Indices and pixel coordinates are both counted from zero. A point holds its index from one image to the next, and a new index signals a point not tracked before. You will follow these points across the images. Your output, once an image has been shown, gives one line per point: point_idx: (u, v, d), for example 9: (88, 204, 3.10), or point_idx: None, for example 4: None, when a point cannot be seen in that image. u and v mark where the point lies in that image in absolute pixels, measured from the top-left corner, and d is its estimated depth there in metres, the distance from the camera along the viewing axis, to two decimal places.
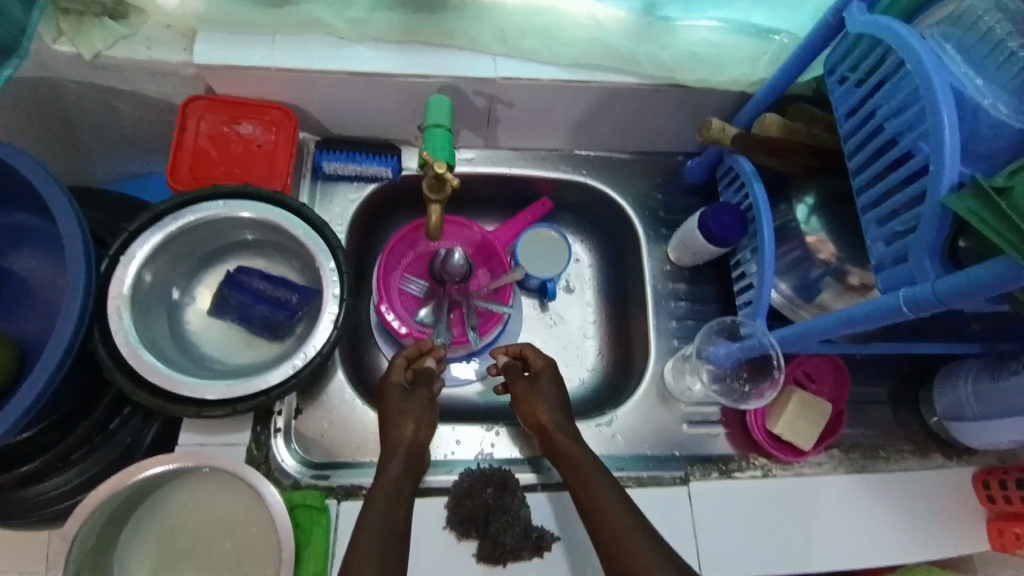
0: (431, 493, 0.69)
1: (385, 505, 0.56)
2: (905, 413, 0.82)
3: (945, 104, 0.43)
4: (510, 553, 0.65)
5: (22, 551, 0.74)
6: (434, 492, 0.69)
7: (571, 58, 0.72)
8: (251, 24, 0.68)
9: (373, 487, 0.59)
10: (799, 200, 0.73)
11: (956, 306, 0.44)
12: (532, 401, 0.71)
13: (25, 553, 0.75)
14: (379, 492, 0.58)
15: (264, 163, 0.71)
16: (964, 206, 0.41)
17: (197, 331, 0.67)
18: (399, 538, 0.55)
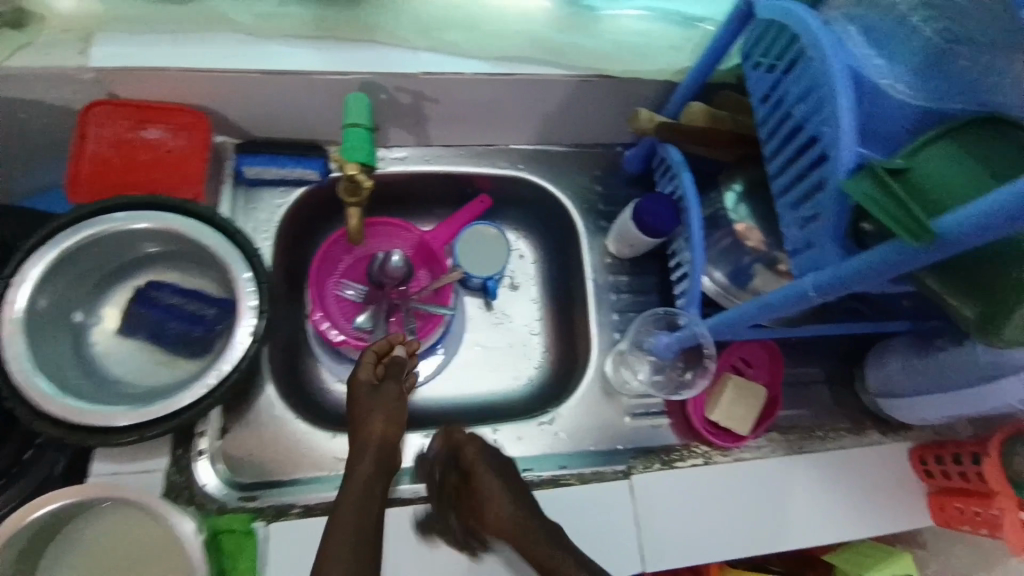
0: None
1: (350, 527, 0.50)
2: (842, 392, 0.84)
3: (841, 88, 0.43)
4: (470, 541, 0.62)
5: None
6: None
7: (494, 51, 0.70)
8: (153, 24, 0.65)
9: (339, 497, 0.54)
10: (728, 187, 0.74)
11: (859, 289, 0.45)
12: None
13: None
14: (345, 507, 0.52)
15: (175, 167, 0.67)
16: (860, 190, 0.41)
17: (103, 352, 0.63)
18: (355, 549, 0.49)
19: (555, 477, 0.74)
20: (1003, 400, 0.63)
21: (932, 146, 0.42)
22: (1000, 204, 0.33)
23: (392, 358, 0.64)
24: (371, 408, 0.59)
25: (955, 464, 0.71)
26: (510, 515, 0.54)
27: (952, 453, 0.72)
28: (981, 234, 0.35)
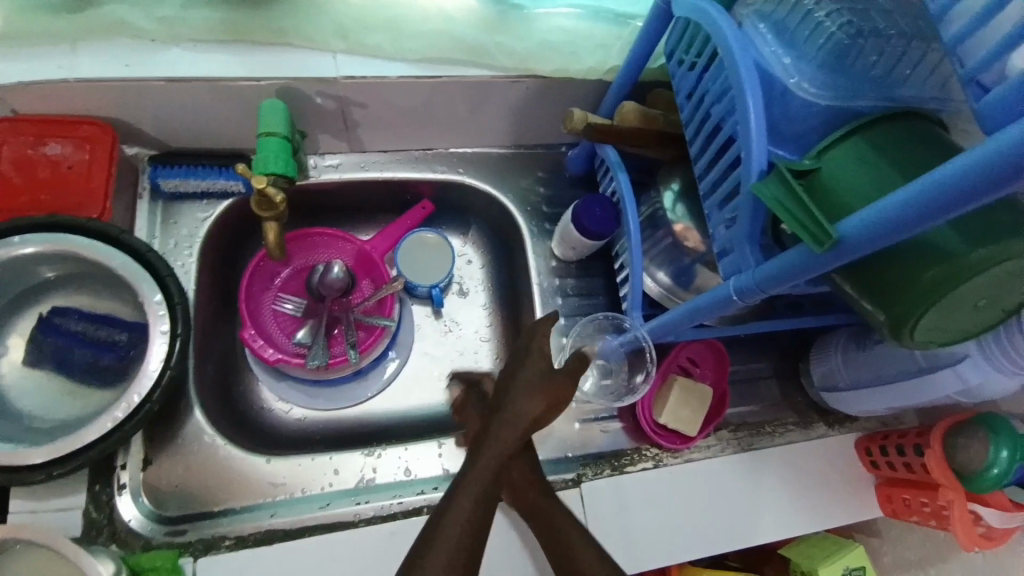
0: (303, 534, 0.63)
1: (455, 546, 0.49)
2: (789, 387, 0.84)
3: (749, 89, 0.42)
4: None
5: None
6: (309, 531, 0.64)
7: (418, 53, 0.68)
8: (47, 33, 0.60)
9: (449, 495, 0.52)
10: (666, 187, 0.73)
11: (777, 292, 0.44)
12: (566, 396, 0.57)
13: None
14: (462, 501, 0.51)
15: (78, 186, 0.63)
16: (769, 192, 0.40)
17: (9, 385, 0.58)
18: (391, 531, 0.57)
19: None
20: (939, 392, 0.64)
21: (840, 147, 0.41)
22: (894, 208, 0.33)
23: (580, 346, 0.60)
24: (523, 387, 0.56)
25: (899, 456, 0.71)
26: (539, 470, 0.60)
27: (896, 444, 0.72)
28: (880, 238, 0.34)
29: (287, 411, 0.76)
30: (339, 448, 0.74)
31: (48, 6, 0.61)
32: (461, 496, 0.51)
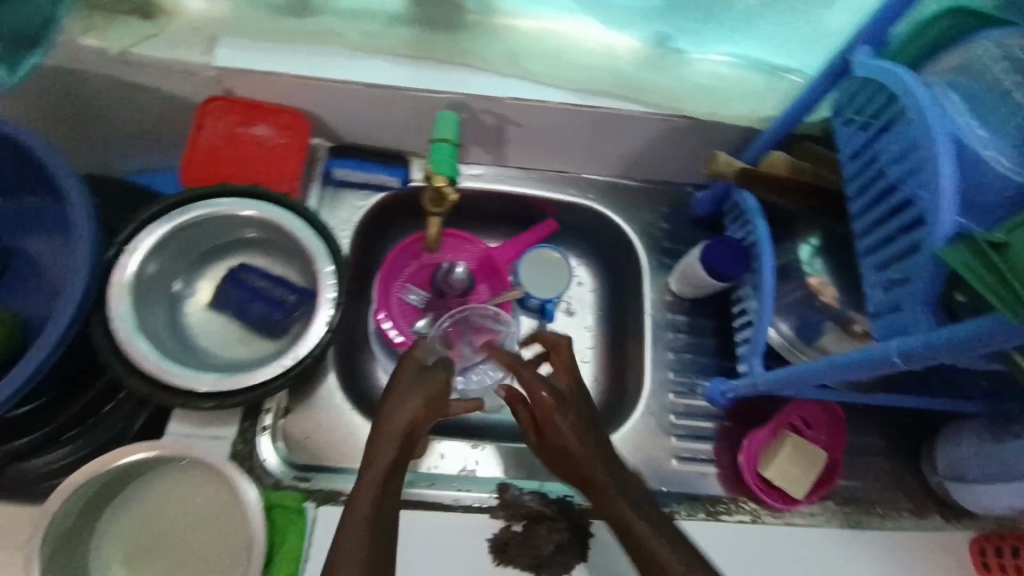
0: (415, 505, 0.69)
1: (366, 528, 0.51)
2: (903, 468, 0.79)
3: (944, 156, 0.43)
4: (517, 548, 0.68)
5: None
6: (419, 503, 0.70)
7: (578, 83, 0.71)
8: (270, 33, 0.69)
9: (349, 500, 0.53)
10: (803, 240, 0.73)
11: (948, 360, 0.43)
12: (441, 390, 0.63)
13: None
14: (361, 499, 0.53)
15: (276, 165, 0.71)
16: (957, 259, 0.41)
17: (195, 322, 0.69)
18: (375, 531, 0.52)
19: None
20: None
21: None
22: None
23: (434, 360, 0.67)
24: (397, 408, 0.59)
25: (1015, 558, 0.68)
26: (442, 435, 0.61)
27: (1013, 545, 0.69)
28: None
29: None
30: (448, 436, 0.79)
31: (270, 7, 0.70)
32: (359, 496, 0.53)
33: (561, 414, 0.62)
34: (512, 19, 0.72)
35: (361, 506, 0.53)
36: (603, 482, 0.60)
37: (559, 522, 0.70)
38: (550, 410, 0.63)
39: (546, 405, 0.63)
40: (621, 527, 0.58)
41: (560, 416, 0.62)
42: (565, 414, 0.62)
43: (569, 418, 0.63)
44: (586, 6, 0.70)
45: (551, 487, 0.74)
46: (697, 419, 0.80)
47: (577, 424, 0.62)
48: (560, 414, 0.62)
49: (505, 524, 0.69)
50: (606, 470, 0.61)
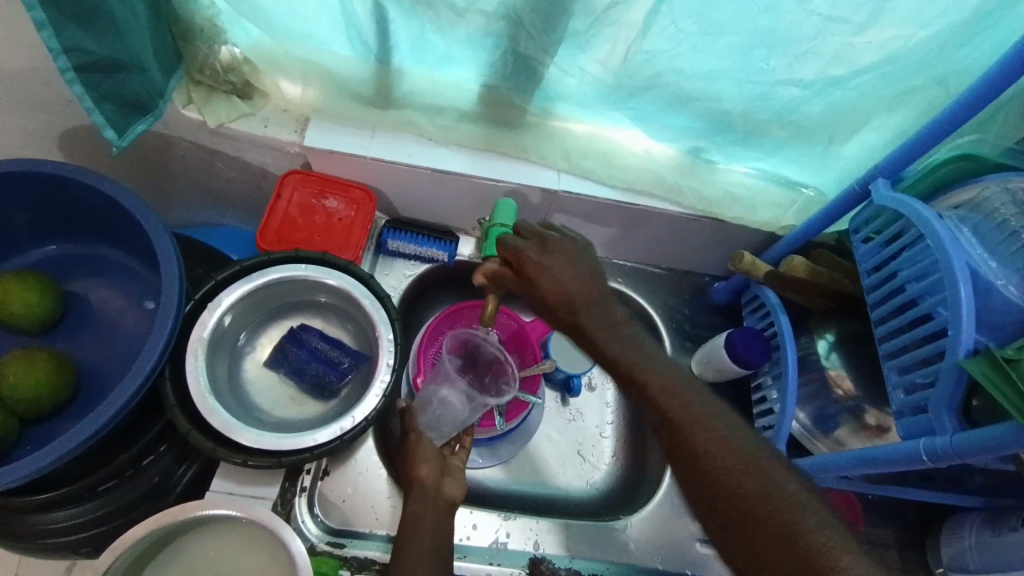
0: None
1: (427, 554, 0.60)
2: (910, 560, 0.82)
3: (963, 279, 0.50)
4: None
5: (42, 567, 0.77)
6: None
7: (625, 183, 0.81)
8: (356, 119, 0.79)
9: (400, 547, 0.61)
10: (820, 335, 0.79)
11: (971, 461, 0.48)
12: (534, 266, 0.65)
13: (44, 568, 0.77)
14: (418, 540, 0.61)
15: (341, 235, 0.79)
16: (980, 372, 0.47)
17: (251, 378, 0.72)
18: (428, 555, 0.60)
19: None
20: None
21: None
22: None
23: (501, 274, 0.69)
24: (419, 453, 0.70)
25: None
26: (568, 280, 0.64)
27: None
28: None
29: None
30: (478, 505, 0.81)
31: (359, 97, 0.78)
32: (414, 535, 0.62)
33: (556, 262, 0.65)
34: (568, 123, 0.79)
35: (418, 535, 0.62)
36: (569, 291, 0.64)
37: None
38: (531, 258, 0.65)
39: (528, 255, 0.66)
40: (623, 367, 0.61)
41: (556, 251, 0.66)
42: (555, 258, 0.65)
43: (558, 256, 0.66)
44: (637, 121, 0.77)
45: (581, 564, 0.77)
46: None
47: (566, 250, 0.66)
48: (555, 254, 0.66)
49: None
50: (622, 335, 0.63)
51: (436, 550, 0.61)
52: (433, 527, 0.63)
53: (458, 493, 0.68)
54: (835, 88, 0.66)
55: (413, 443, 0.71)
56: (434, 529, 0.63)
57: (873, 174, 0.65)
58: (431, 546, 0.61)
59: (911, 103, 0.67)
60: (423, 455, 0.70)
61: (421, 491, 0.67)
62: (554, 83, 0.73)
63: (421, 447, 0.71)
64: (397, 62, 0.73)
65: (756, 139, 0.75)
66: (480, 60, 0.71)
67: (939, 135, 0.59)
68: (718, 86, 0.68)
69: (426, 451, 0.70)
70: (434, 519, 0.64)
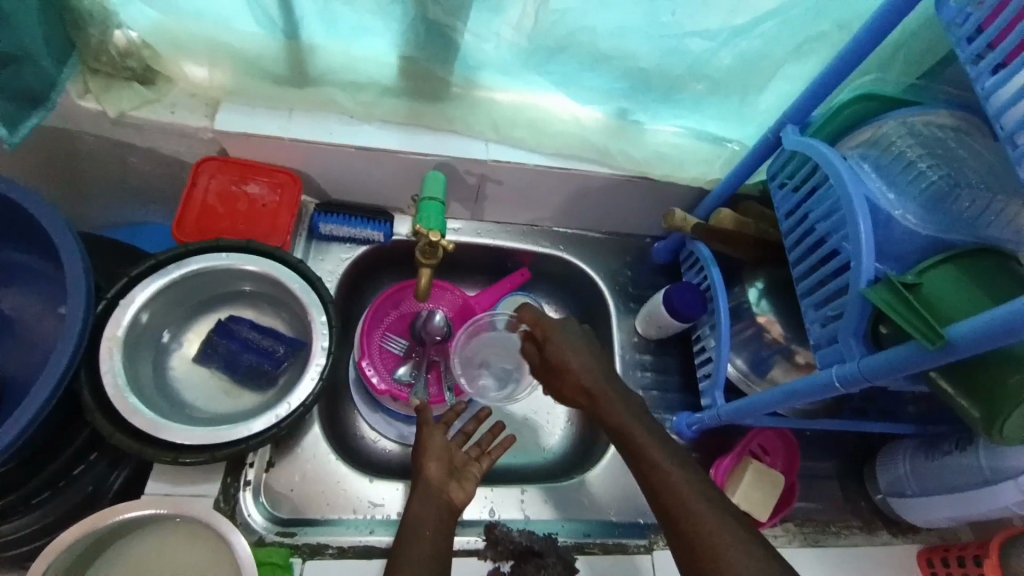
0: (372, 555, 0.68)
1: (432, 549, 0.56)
2: (853, 490, 0.85)
3: (862, 215, 0.53)
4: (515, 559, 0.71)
5: None
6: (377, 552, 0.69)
7: (555, 148, 0.80)
8: (271, 99, 0.76)
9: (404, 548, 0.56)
10: (750, 284, 0.82)
11: (879, 382, 0.51)
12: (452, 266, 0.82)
13: None
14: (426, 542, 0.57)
15: (267, 221, 0.76)
16: (879, 298, 0.50)
17: (179, 374, 0.70)
18: (431, 563, 0.55)
19: (580, 543, 0.75)
20: (996, 503, 0.67)
21: (937, 269, 0.51)
22: (1006, 316, 0.41)
23: (430, 252, 0.73)
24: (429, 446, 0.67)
25: (959, 567, 0.74)
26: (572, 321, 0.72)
27: (957, 556, 0.75)
28: (985, 341, 0.42)
29: (376, 441, 0.82)
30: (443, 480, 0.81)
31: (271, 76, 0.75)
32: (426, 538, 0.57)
33: (571, 350, 0.68)
34: (493, 92, 0.78)
35: (419, 540, 0.57)
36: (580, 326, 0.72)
37: (547, 559, 0.71)
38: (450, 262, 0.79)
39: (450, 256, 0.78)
40: (630, 443, 0.61)
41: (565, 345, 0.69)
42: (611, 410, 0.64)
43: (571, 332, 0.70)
44: (560, 85, 0.76)
45: (536, 525, 0.78)
46: None
47: (575, 342, 0.69)
48: (562, 343, 0.69)
49: (493, 564, 0.71)
50: (611, 393, 0.65)
51: (438, 557, 0.56)
52: (433, 535, 0.58)
53: (463, 499, 0.63)
54: (739, 38, 0.68)
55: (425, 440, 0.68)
56: (436, 534, 0.58)
57: (783, 121, 0.67)
58: (433, 555, 0.56)
59: (815, 50, 0.70)
60: (434, 450, 0.67)
61: (425, 491, 0.63)
62: (472, 50, 0.71)
63: (431, 443, 0.68)
64: (307, 38, 0.71)
65: (677, 95, 0.76)
66: (393, 30, 0.69)
67: (838, 77, 0.61)
68: (630, 43, 0.69)
69: (436, 447, 0.67)
70: (434, 524, 0.59)
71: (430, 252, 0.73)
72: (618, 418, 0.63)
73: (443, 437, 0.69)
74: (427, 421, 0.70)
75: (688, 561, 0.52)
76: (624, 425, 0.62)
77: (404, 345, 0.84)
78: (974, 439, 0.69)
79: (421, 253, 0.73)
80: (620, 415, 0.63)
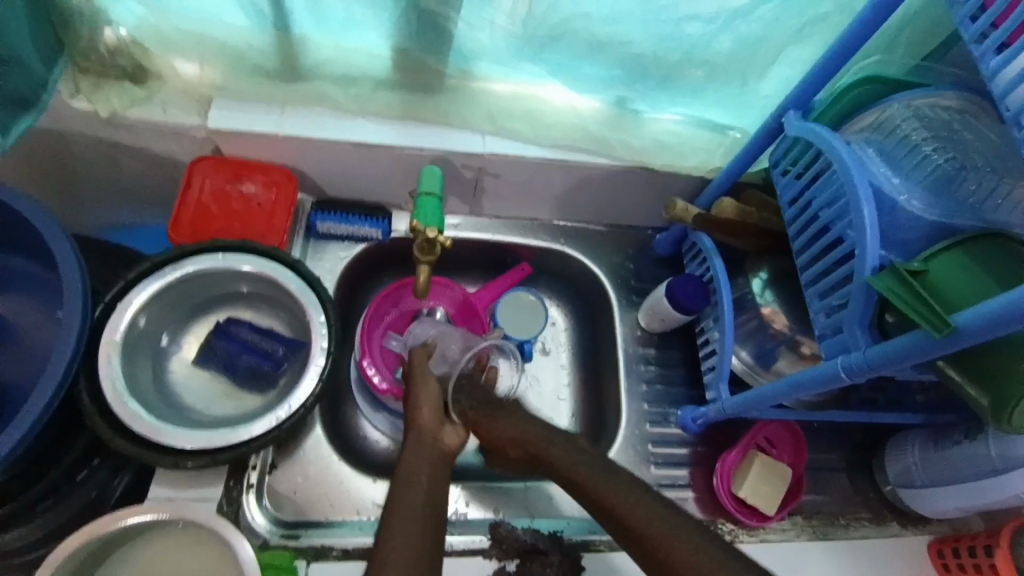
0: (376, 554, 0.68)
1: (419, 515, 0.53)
2: (861, 482, 0.84)
3: (866, 201, 0.52)
4: (521, 556, 0.71)
5: None
6: None
7: (553, 140, 0.79)
8: (263, 96, 0.75)
9: (390, 506, 0.54)
10: (754, 274, 0.80)
11: (885, 372, 0.50)
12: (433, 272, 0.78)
13: None
14: (414, 495, 0.55)
15: (263, 220, 0.75)
16: (884, 286, 0.49)
17: (179, 377, 0.70)
18: (418, 520, 0.52)
19: (588, 541, 0.73)
20: (1008, 492, 0.66)
21: (944, 255, 0.50)
22: (1013, 301, 0.39)
23: (429, 247, 0.72)
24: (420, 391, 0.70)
25: (970, 557, 0.73)
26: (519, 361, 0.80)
27: (968, 546, 0.74)
28: (993, 329, 0.41)
29: (379, 440, 0.81)
30: (457, 480, 0.81)
31: (263, 72, 0.74)
32: (409, 494, 0.55)
33: (507, 408, 0.70)
34: (489, 82, 0.77)
35: (411, 488, 0.56)
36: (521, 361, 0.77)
37: (551, 556, 0.71)
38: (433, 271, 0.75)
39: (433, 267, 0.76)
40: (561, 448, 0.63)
41: (504, 411, 0.69)
42: (506, 417, 0.68)
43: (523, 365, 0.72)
44: (557, 74, 0.75)
45: (541, 522, 0.77)
46: (672, 447, 0.84)
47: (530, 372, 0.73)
48: (505, 407, 0.70)
49: (498, 563, 0.70)
50: (525, 421, 0.67)
51: (426, 517, 0.53)
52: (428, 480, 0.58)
53: (456, 443, 0.66)
54: (737, 21, 0.67)
55: (418, 387, 0.70)
56: (432, 481, 0.58)
57: (785, 108, 0.65)
58: (423, 507, 0.54)
59: (816, 33, 0.69)
60: (425, 396, 0.69)
61: (418, 441, 0.63)
62: (465, 39, 0.71)
63: (426, 387, 0.70)
64: (299, 31, 0.70)
65: (676, 83, 0.75)
66: (385, 20, 0.69)
67: (841, 59, 0.60)
68: (628, 28, 0.68)
69: (430, 394, 0.69)
70: (430, 470, 0.60)
71: (428, 248, 0.72)
72: (527, 431, 0.66)
73: (438, 389, 0.71)
74: (425, 368, 0.72)
75: (645, 558, 0.51)
76: (519, 437, 0.66)
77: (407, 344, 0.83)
78: (984, 428, 0.68)
79: (420, 247, 0.72)
80: (519, 426, 0.66)
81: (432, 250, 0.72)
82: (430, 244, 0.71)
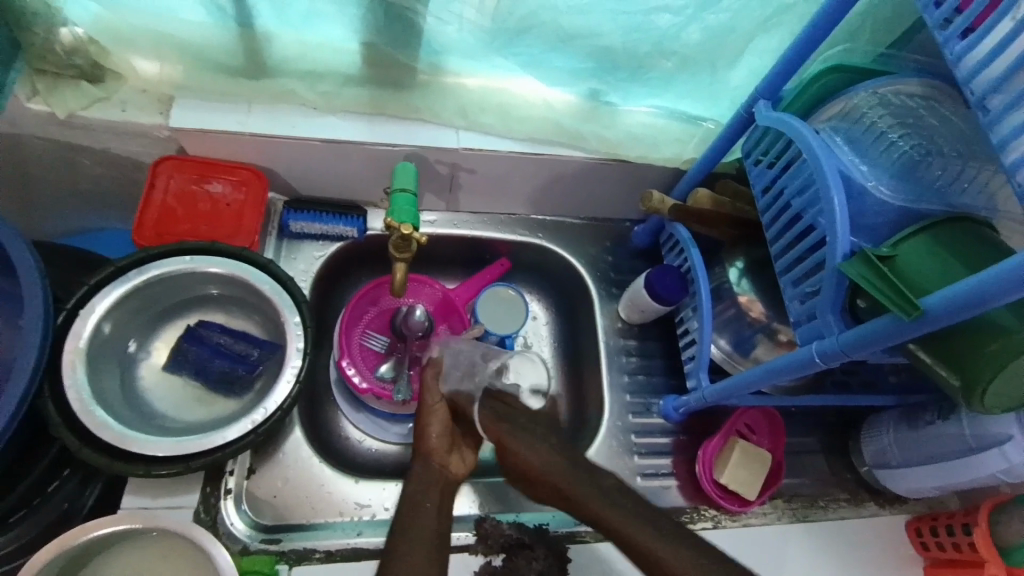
0: (360, 556, 0.67)
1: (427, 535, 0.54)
2: (839, 463, 0.86)
3: (836, 188, 0.52)
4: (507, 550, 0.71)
5: None
6: (363, 553, 0.67)
7: (527, 134, 0.78)
8: (227, 93, 0.72)
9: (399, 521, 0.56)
10: (730, 264, 0.81)
11: (858, 356, 0.51)
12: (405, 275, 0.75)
13: None
14: (427, 510, 0.56)
15: (232, 220, 0.73)
16: (857, 272, 0.49)
17: (149, 385, 0.68)
18: (432, 540, 0.54)
19: (573, 532, 0.74)
20: (983, 471, 0.67)
21: (914, 239, 0.51)
22: (981, 286, 0.40)
23: (403, 241, 0.70)
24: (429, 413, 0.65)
25: (949, 535, 0.75)
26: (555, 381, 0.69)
27: (945, 524, 0.76)
28: (962, 312, 0.42)
29: (361, 441, 0.81)
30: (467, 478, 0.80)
31: (226, 69, 0.72)
32: (423, 509, 0.57)
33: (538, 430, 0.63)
34: (460, 77, 0.76)
35: (421, 506, 0.57)
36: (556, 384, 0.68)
37: (536, 550, 0.70)
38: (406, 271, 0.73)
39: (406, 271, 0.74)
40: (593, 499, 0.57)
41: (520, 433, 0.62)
42: (524, 439, 0.61)
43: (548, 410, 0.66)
44: (527, 67, 0.74)
45: (525, 516, 0.77)
46: (654, 436, 0.84)
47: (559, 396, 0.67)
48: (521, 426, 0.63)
49: (484, 559, 0.70)
50: (551, 445, 0.61)
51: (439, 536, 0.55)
52: (437, 502, 0.58)
53: (462, 472, 0.63)
54: (706, 11, 0.67)
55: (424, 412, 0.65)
56: (438, 503, 0.58)
57: (755, 97, 0.66)
58: (435, 530, 0.55)
59: (785, 22, 0.69)
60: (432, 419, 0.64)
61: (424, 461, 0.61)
62: (434, 34, 0.70)
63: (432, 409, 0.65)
64: (261, 25, 0.68)
65: (648, 74, 0.75)
66: (350, 15, 0.67)
67: (808, 49, 0.60)
68: (597, 20, 0.67)
69: (439, 417, 0.64)
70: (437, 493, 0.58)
71: (400, 242, 0.70)
72: (552, 462, 0.59)
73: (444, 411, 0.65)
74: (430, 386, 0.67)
75: None
76: (540, 464, 0.60)
77: (385, 342, 0.82)
78: (957, 407, 0.69)
79: (393, 241, 0.70)
80: (540, 452, 0.60)
81: (407, 246, 0.71)
82: (404, 238, 0.70)
